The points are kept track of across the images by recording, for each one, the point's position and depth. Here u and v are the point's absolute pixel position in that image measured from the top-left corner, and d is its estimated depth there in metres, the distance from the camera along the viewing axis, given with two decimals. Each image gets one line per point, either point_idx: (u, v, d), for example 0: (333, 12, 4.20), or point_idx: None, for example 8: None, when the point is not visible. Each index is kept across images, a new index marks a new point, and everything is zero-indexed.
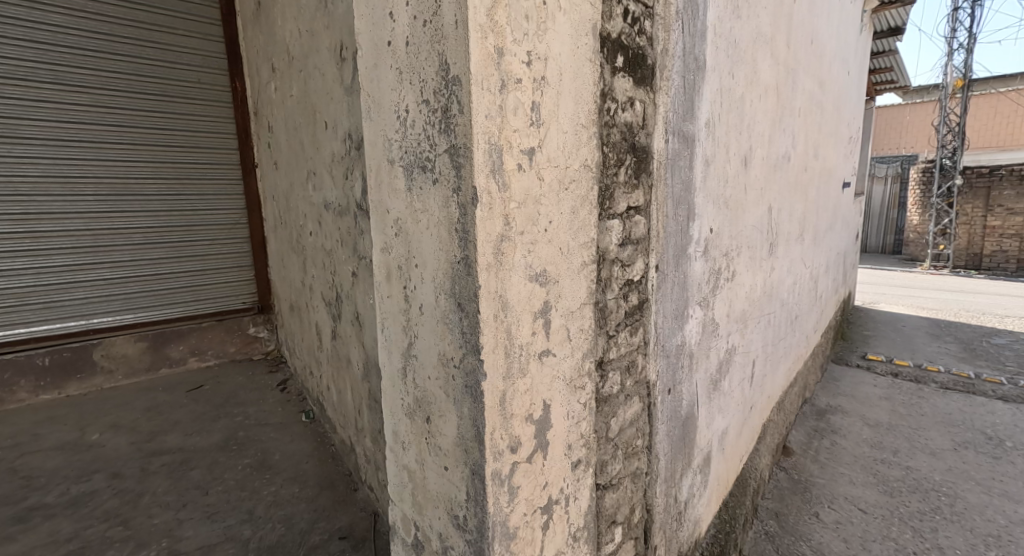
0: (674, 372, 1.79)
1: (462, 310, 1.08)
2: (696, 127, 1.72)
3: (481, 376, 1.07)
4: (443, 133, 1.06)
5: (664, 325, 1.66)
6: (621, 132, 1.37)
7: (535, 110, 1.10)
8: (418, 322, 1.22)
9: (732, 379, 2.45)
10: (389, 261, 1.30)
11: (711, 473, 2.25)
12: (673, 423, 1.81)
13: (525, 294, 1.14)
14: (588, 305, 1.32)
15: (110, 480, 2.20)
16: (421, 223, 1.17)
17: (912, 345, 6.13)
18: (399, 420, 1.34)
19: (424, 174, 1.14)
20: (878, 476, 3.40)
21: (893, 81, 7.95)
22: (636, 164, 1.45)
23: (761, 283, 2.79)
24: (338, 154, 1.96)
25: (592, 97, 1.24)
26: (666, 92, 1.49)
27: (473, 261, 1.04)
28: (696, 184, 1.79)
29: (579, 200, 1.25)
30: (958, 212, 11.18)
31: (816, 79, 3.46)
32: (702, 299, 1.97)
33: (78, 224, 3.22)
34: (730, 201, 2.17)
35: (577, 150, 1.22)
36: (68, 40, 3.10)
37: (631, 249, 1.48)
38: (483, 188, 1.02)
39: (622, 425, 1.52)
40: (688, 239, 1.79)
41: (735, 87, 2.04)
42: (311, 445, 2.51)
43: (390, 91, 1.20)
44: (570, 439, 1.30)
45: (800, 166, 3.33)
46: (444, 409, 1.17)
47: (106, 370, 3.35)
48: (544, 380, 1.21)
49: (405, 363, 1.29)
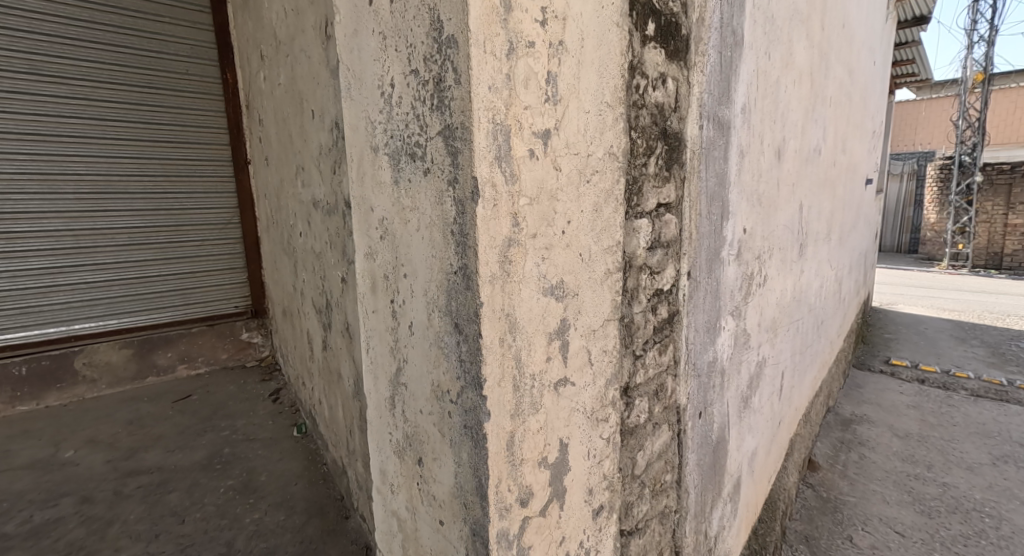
0: (705, 393, 1.57)
1: (460, 333, 0.87)
2: (732, 112, 1.50)
3: (485, 416, 0.85)
4: (436, 111, 0.85)
5: (695, 341, 1.44)
6: (651, 115, 1.15)
7: (551, 83, 0.88)
8: (407, 344, 1.02)
9: (762, 394, 2.23)
10: (374, 269, 1.09)
11: (740, 500, 2.03)
12: (704, 450, 1.59)
13: (538, 311, 0.92)
14: (612, 322, 1.10)
15: (79, 506, 2.00)
16: (410, 224, 0.96)
17: (936, 349, 5.86)
18: (387, 457, 1.13)
19: (414, 164, 0.92)
20: (913, 495, 3.15)
21: (914, 74, 7.66)
22: (668, 153, 1.23)
23: (792, 287, 2.57)
24: (325, 145, 1.74)
25: (619, 69, 1.02)
26: (701, 70, 1.27)
27: (474, 272, 0.82)
28: (731, 178, 1.57)
29: (603, 195, 1.03)
30: (977, 210, 10.83)
31: (847, 68, 3.22)
32: (734, 309, 1.75)
33: (57, 224, 3.03)
34: (763, 198, 1.94)
35: (602, 135, 1.00)
36: (45, 27, 2.90)
37: (661, 254, 1.26)
38: (486, 178, 0.80)
39: (649, 460, 1.30)
40: (722, 242, 1.57)
41: (771, 70, 1.82)
42: (300, 465, 2.31)
43: (373, 63, 0.98)
44: (590, 482, 1.09)
45: (830, 161, 3.10)
46: (438, 451, 0.96)
47: (88, 380, 3.16)
48: (560, 415, 0.99)
49: (393, 393, 1.08)
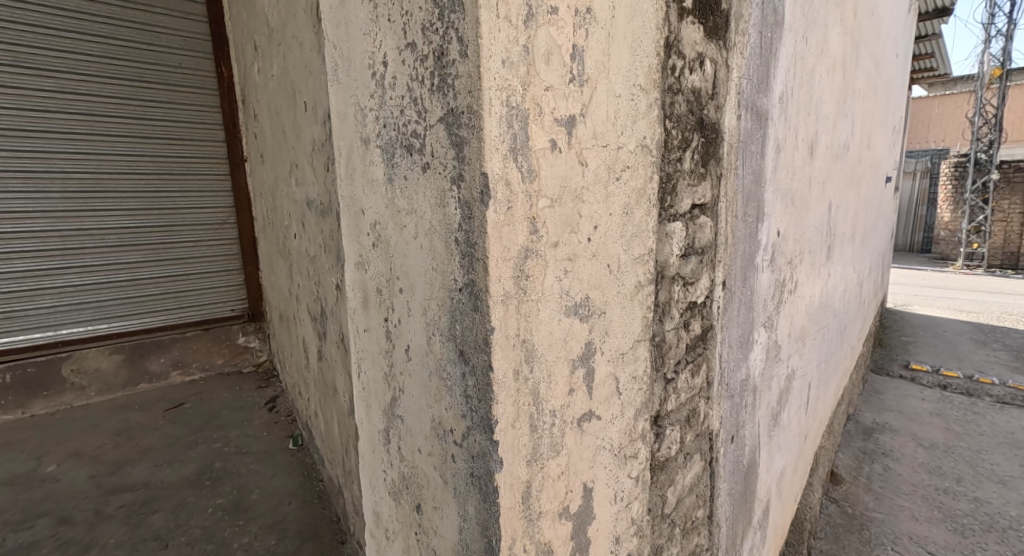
0: (737, 415, 1.42)
1: (466, 364, 0.72)
2: (770, 102, 1.33)
3: (496, 465, 0.70)
4: (437, 93, 0.70)
5: (729, 357, 1.28)
6: (687, 101, 0.99)
7: (577, 60, 0.72)
8: (403, 371, 0.87)
9: (791, 409, 2.07)
10: (366, 281, 0.95)
11: (769, 525, 1.87)
12: (735, 476, 1.43)
13: (559, 334, 0.76)
14: (643, 343, 0.95)
15: (56, 528, 1.87)
16: (407, 229, 0.80)
17: (957, 352, 5.66)
18: (382, 498, 0.99)
19: (410, 158, 0.77)
20: (944, 511, 2.98)
21: (934, 69, 7.44)
22: (704, 146, 1.07)
23: (819, 292, 2.40)
24: (318, 139, 1.59)
25: (654, 46, 0.87)
26: (741, 52, 1.11)
27: (482, 291, 0.67)
28: (767, 175, 1.41)
29: (634, 195, 0.87)
30: (993, 209, 10.54)
31: (874, 59, 3.05)
32: (767, 320, 1.59)
33: (43, 224, 2.91)
34: (797, 197, 1.78)
35: (634, 125, 0.85)
36: (28, 17, 2.76)
37: (695, 261, 1.10)
38: (499, 175, 0.65)
39: (680, 495, 1.14)
40: (757, 246, 1.41)
41: (808, 56, 1.66)
42: (295, 482, 2.17)
43: (363, 38, 0.84)
44: (617, 530, 0.94)
45: (856, 158, 2.93)
46: (439, 499, 0.81)
47: (77, 387, 3.02)
48: (585, 455, 0.84)
49: (387, 425, 0.93)
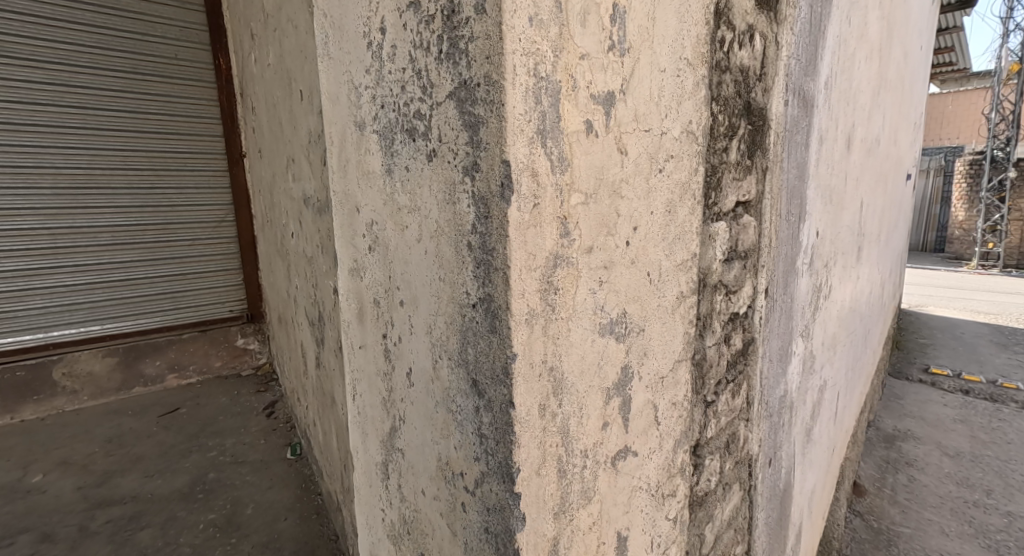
0: (775, 435, 1.28)
1: (480, 396, 0.59)
2: (816, 88, 1.19)
3: (517, 523, 0.56)
4: (446, 65, 0.56)
5: (769, 373, 1.15)
6: (735, 82, 0.85)
7: (618, 24, 0.59)
8: (403, 398, 0.74)
9: (822, 422, 1.93)
10: (361, 290, 0.82)
11: (800, 548, 1.73)
12: (772, 502, 1.29)
13: (592, 359, 0.63)
14: (685, 364, 0.81)
15: (37, 546, 1.76)
16: (409, 232, 0.67)
17: (978, 356, 5.47)
18: (380, 538, 0.86)
19: (412, 145, 0.64)
20: (975, 526, 2.82)
21: (952, 63, 7.23)
22: (751, 134, 0.93)
23: (850, 297, 2.25)
24: (314, 131, 1.46)
25: (703, 12, 0.73)
26: (792, 27, 0.97)
27: (501, 310, 0.54)
28: (810, 169, 1.26)
29: (679, 189, 0.74)
30: (1011, 207, 10.26)
31: (903, 49, 2.88)
32: (804, 329, 1.45)
33: (33, 222, 2.80)
34: (834, 194, 1.64)
35: (679, 107, 0.71)
36: (17, 6, 2.64)
37: (737, 267, 0.97)
38: (524, 163, 0.52)
39: (718, 532, 1.01)
40: (798, 247, 1.26)
41: (850, 39, 1.51)
42: (292, 495, 2.05)
43: (357, 2, 0.70)
44: None
45: (884, 153, 2.78)
46: (446, 551, 0.68)
47: (69, 391, 2.90)
48: (620, 499, 0.71)
49: (386, 457, 0.81)
